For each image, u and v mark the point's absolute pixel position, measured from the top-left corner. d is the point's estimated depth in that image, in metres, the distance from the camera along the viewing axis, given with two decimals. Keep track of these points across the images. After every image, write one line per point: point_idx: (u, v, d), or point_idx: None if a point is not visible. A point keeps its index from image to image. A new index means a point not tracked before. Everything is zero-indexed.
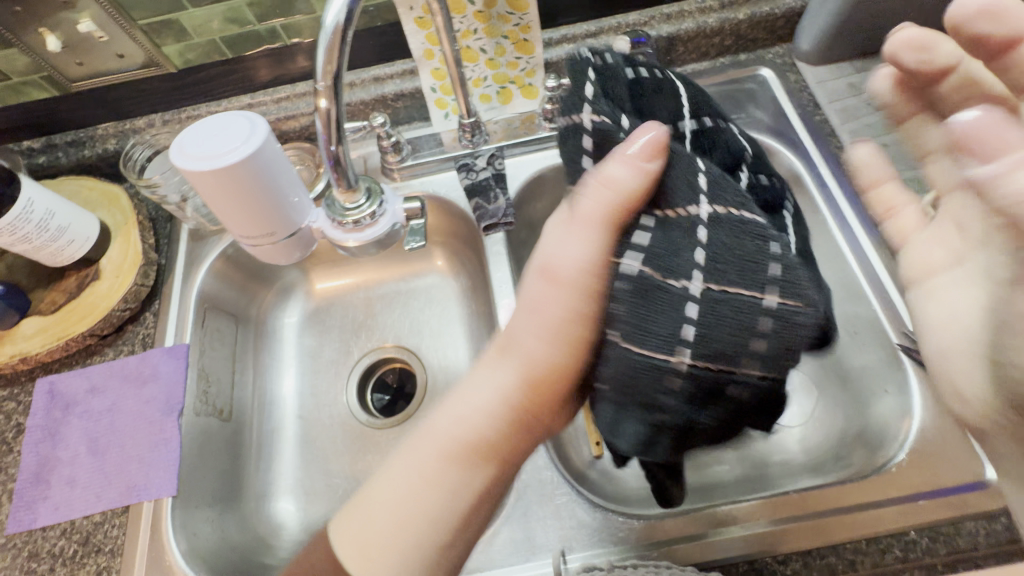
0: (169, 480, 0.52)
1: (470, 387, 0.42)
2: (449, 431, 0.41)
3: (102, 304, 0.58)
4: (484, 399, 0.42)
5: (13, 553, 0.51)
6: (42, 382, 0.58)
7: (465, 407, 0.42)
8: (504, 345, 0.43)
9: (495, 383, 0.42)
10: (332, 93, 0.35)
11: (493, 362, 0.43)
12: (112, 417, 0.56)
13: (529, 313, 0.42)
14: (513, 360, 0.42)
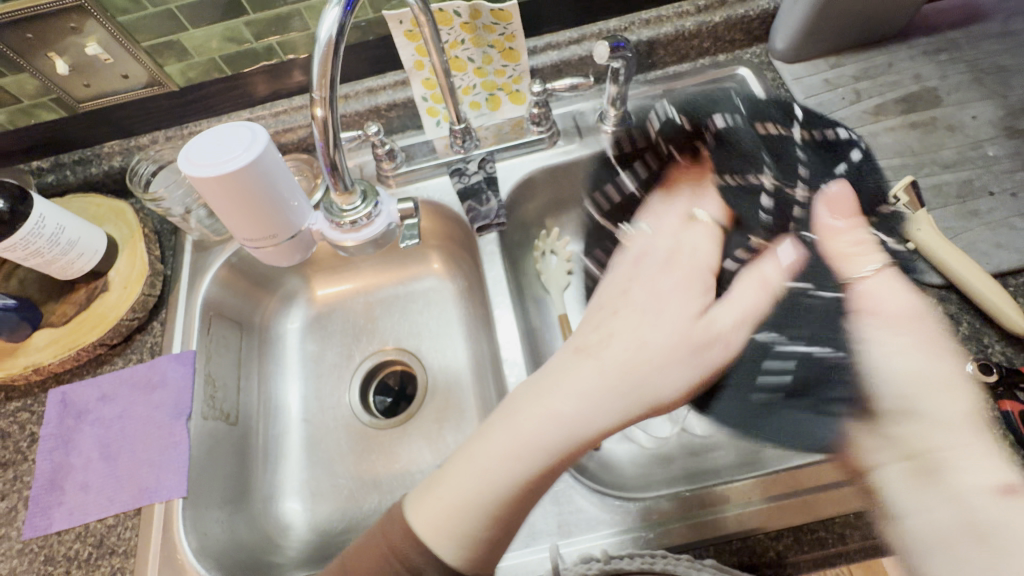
0: (180, 482, 0.54)
1: (585, 408, 0.39)
2: (548, 411, 0.39)
3: (111, 314, 0.60)
4: (597, 379, 0.40)
5: (30, 557, 0.52)
6: (55, 391, 0.60)
7: (574, 384, 0.40)
8: (622, 342, 0.42)
9: (587, 398, 0.39)
10: (327, 103, 0.37)
11: (616, 392, 0.40)
12: (123, 424, 0.58)
13: (655, 332, 0.42)
14: (634, 402, 0.40)
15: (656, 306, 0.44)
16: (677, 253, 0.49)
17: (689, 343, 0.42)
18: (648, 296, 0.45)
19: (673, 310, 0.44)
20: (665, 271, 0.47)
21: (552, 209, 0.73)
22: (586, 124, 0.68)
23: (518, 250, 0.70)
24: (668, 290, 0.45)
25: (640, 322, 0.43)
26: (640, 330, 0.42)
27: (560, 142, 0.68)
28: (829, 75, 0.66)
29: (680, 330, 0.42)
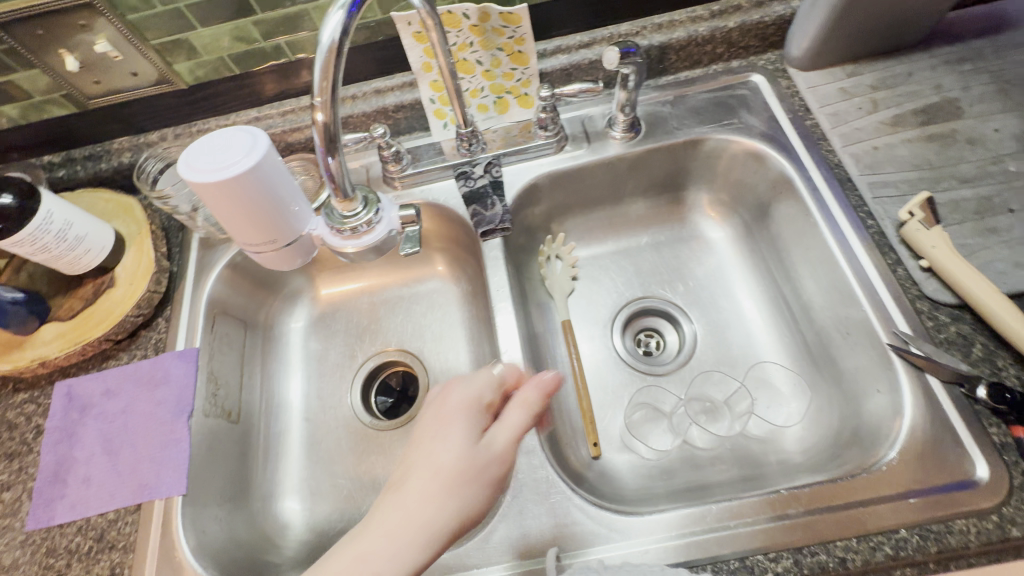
0: (179, 480, 0.54)
1: (392, 545, 0.36)
2: (353, 551, 0.36)
3: (117, 310, 0.60)
4: (404, 513, 0.37)
5: (32, 549, 0.53)
6: (61, 385, 0.61)
7: (386, 542, 0.36)
8: (420, 487, 0.38)
9: (394, 542, 0.36)
10: (329, 106, 0.37)
11: (417, 528, 0.37)
12: (126, 419, 0.58)
13: (440, 472, 0.39)
14: (437, 530, 0.37)
15: (445, 452, 0.40)
16: (445, 411, 0.43)
17: (478, 481, 0.39)
18: (430, 438, 0.42)
19: (461, 453, 0.40)
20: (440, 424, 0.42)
21: (558, 214, 0.72)
22: (595, 129, 0.67)
23: (522, 254, 0.70)
24: (451, 429, 0.42)
25: (427, 474, 0.39)
26: (438, 476, 0.39)
27: (569, 147, 0.67)
28: (845, 84, 0.64)
29: (473, 473, 0.40)
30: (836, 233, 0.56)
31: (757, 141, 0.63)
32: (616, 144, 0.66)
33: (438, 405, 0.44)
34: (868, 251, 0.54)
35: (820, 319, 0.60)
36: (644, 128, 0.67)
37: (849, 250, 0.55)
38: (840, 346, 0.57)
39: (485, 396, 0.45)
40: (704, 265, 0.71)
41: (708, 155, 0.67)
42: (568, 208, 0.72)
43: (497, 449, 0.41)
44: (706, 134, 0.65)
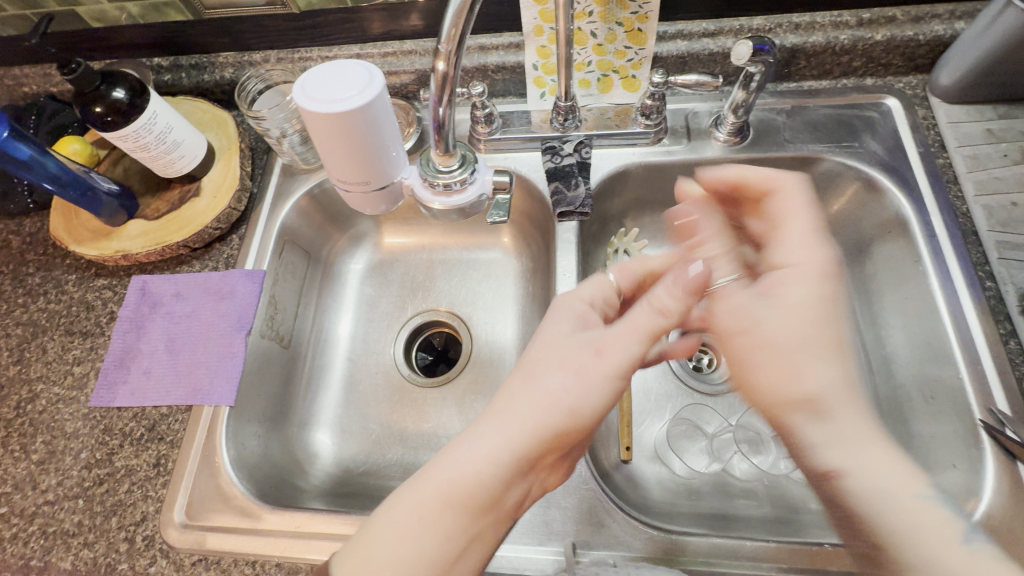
0: (229, 392, 0.57)
1: (504, 430, 0.39)
2: (478, 444, 0.39)
3: (198, 220, 0.62)
4: (521, 404, 0.40)
5: (92, 423, 0.57)
6: (137, 279, 0.64)
7: (487, 433, 0.40)
8: (527, 383, 0.41)
9: (498, 428, 0.39)
10: (453, 57, 0.35)
11: (525, 420, 0.39)
12: (189, 324, 0.61)
13: (549, 365, 0.41)
14: (547, 412, 0.39)
15: (550, 358, 0.42)
16: (555, 308, 0.46)
17: (589, 378, 0.40)
18: (541, 338, 0.44)
19: (565, 359, 0.41)
20: (547, 322, 0.45)
21: (636, 207, 0.69)
22: (698, 126, 0.63)
23: (592, 242, 0.67)
24: (561, 334, 0.43)
25: (526, 369, 0.42)
26: (540, 384, 0.40)
27: (666, 140, 0.63)
28: (994, 126, 0.57)
29: (577, 377, 0.40)
30: (946, 288, 0.51)
31: (877, 171, 0.58)
32: (718, 147, 0.62)
33: (552, 306, 0.46)
34: (979, 314, 0.50)
35: (901, 376, 0.55)
36: (751, 135, 0.62)
37: (957, 310, 0.50)
38: (917, 410, 0.53)
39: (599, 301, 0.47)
40: None
41: (816, 175, 0.62)
42: (649, 203, 0.69)
43: (600, 346, 0.41)
44: (820, 153, 0.60)
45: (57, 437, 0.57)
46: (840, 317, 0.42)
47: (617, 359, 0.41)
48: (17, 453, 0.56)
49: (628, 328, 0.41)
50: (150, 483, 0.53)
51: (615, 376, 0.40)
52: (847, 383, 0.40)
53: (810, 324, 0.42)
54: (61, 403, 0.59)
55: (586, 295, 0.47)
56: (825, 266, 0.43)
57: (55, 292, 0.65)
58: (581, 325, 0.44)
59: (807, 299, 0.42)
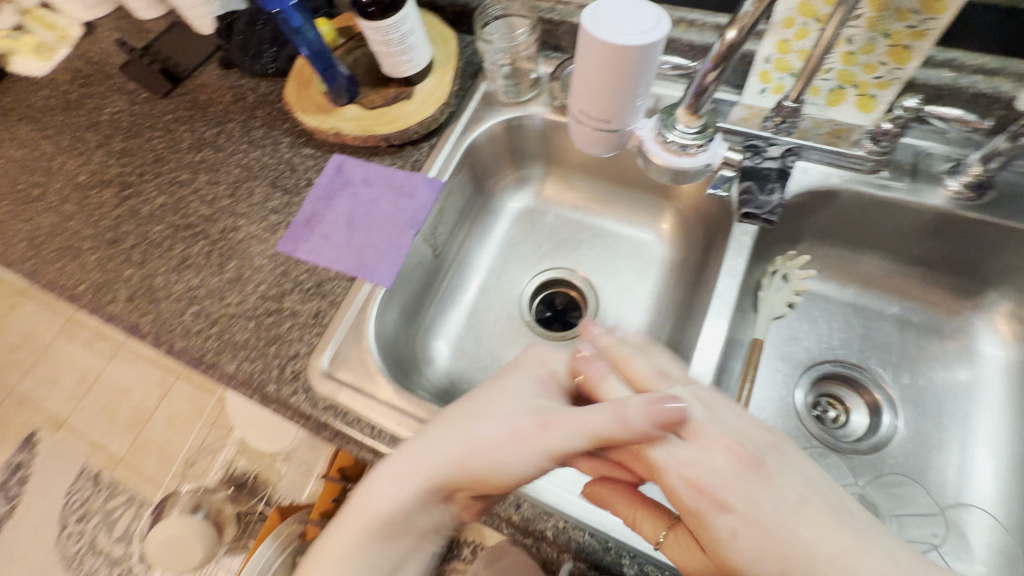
0: (388, 276, 0.62)
1: (431, 468, 0.45)
2: (407, 479, 0.45)
3: (404, 120, 0.68)
4: (454, 451, 0.45)
5: (275, 264, 0.66)
6: (336, 157, 0.72)
7: (409, 468, 0.45)
8: (467, 431, 0.45)
9: (428, 468, 0.45)
10: (746, 30, 0.34)
11: (455, 466, 0.44)
12: (369, 207, 0.67)
13: (493, 420, 0.45)
14: (469, 462, 0.44)
15: (498, 409, 0.46)
16: (526, 359, 0.51)
17: (521, 449, 0.42)
18: (491, 388, 0.48)
19: (502, 415, 0.45)
20: (507, 371, 0.50)
21: (816, 234, 0.65)
22: (928, 169, 0.58)
23: (757, 254, 0.65)
24: (509, 393, 0.47)
25: (474, 413, 0.46)
26: (477, 429, 0.44)
27: (884, 173, 0.58)
28: None
29: (513, 441, 0.43)
30: None
31: None
32: (944, 195, 0.56)
33: (522, 364, 0.50)
34: None
35: None
36: (989, 195, 0.55)
37: None
38: None
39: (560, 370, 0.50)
40: (951, 373, 0.61)
41: None
42: (831, 235, 0.64)
43: (544, 424, 0.42)
44: None
45: (246, 266, 0.67)
46: (764, 542, 0.36)
47: (547, 434, 0.42)
48: (214, 268, 0.67)
49: (575, 424, 0.41)
50: (308, 329, 0.61)
51: (550, 455, 0.42)
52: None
53: (741, 557, 0.36)
54: (255, 240, 0.68)
55: (552, 362, 0.50)
56: (697, 480, 0.39)
57: (272, 148, 0.75)
58: (539, 392, 0.47)
59: (724, 545, 0.37)
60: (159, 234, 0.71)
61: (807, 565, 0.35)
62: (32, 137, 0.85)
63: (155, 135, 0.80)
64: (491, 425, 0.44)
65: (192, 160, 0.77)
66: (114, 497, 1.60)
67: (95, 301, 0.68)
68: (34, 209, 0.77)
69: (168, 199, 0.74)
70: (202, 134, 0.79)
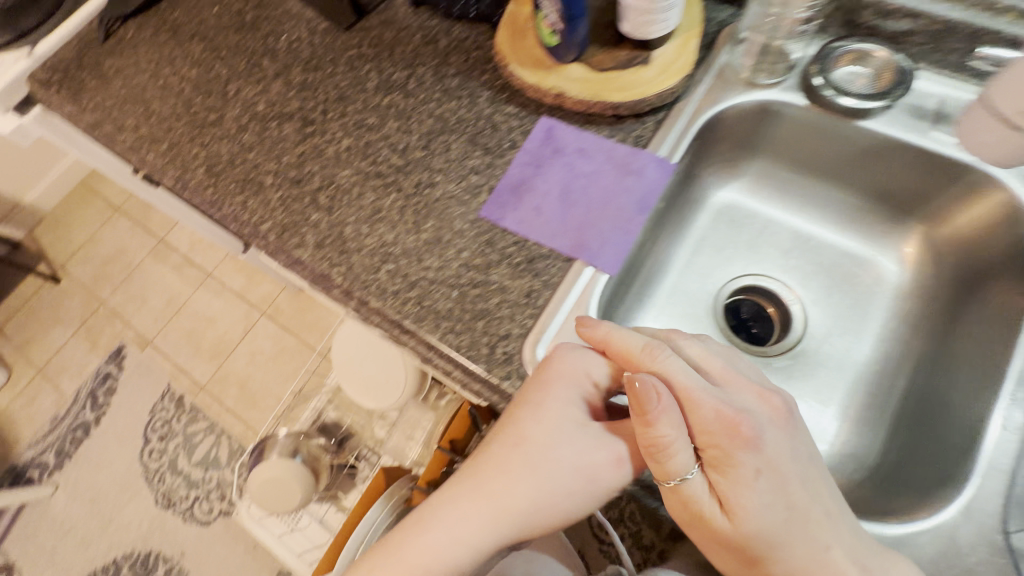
0: (613, 263, 0.56)
1: (497, 525, 0.47)
2: (473, 536, 0.47)
3: (639, 88, 0.60)
4: (523, 508, 0.47)
5: (478, 231, 0.61)
6: (546, 120, 0.65)
7: (472, 529, 0.47)
8: (531, 487, 0.47)
9: (494, 526, 0.47)
10: None
11: (523, 522, 0.47)
12: (587, 182, 0.60)
13: (559, 465, 0.47)
14: (541, 518, 0.47)
15: (560, 454, 0.47)
16: (565, 375, 0.49)
17: (591, 489, 0.47)
18: (540, 423, 0.48)
19: (573, 442, 0.48)
20: (550, 392, 0.49)
21: None
22: None
23: None
24: (564, 424, 0.48)
25: (532, 465, 0.47)
26: (546, 485, 0.47)
27: None
28: None
29: (580, 486, 0.47)
30: None
31: None
32: None
33: (558, 377, 0.50)
34: None
35: None
36: None
37: None
38: None
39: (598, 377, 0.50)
40: None
41: None
42: None
43: (614, 458, 0.47)
44: None
45: (446, 229, 0.61)
46: (778, 492, 0.43)
47: (621, 462, 0.47)
48: (409, 226, 0.63)
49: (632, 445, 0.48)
50: (520, 310, 0.56)
51: (615, 486, 0.48)
52: (814, 567, 0.42)
53: (759, 511, 0.42)
54: (454, 201, 0.63)
55: (593, 375, 0.50)
56: (727, 415, 0.44)
57: (470, 101, 0.69)
58: (584, 421, 0.49)
59: (725, 479, 0.43)
60: (347, 179, 0.67)
61: (806, 527, 0.43)
62: (205, 57, 0.81)
63: (337, 70, 0.75)
64: (555, 471, 0.47)
65: (379, 104, 0.71)
66: (195, 422, 1.65)
67: (282, 243, 0.64)
68: (212, 134, 0.74)
69: (354, 143, 0.69)
70: (390, 75, 0.73)
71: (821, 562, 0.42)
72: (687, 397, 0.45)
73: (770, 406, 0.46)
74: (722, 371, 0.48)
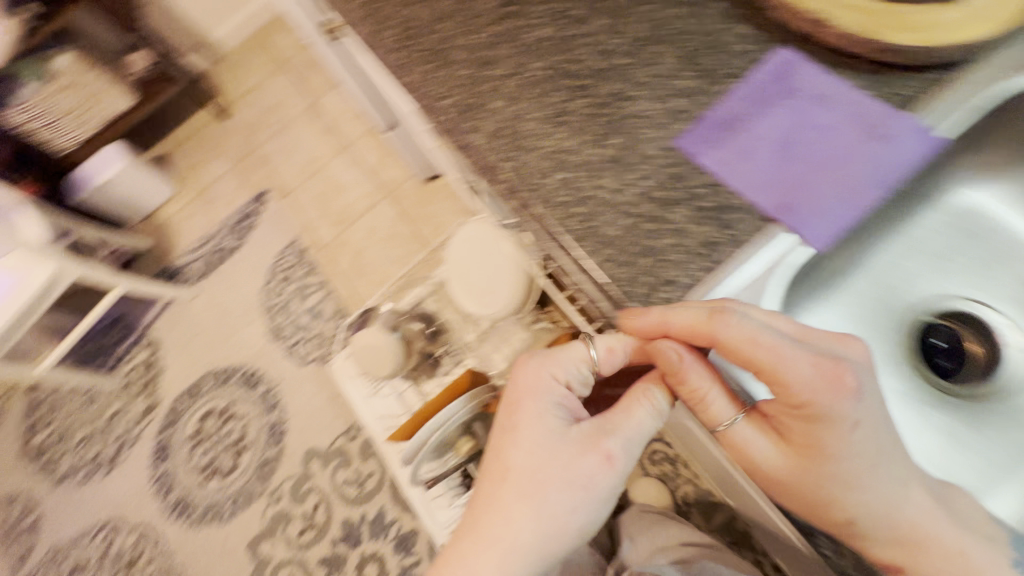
0: (821, 235, 0.48)
1: (510, 560, 0.51)
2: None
3: (925, 36, 0.48)
4: (532, 534, 0.51)
5: (669, 161, 0.54)
6: (786, 52, 0.54)
7: (491, 573, 0.51)
8: (535, 507, 0.52)
9: (511, 555, 0.51)
10: None
11: (536, 549, 0.51)
12: (818, 135, 0.51)
13: (551, 479, 0.52)
14: (554, 531, 0.52)
15: (553, 473, 0.52)
16: (532, 392, 0.57)
17: (599, 487, 0.53)
18: (523, 447, 0.54)
19: (561, 452, 0.53)
20: (520, 416, 0.56)
21: None
22: None
23: None
24: (550, 443, 0.54)
25: (534, 489, 0.52)
26: (551, 508, 0.52)
27: None
28: None
29: (583, 493, 0.52)
30: None
31: None
32: None
33: (529, 390, 0.57)
34: None
35: None
36: None
37: None
38: None
39: (575, 380, 0.58)
40: None
41: None
42: None
43: (607, 457, 0.53)
44: None
45: (633, 150, 0.56)
46: (870, 439, 0.42)
47: (609, 455, 0.53)
48: (593, 138, 0.57)
49: (632, 425, 0.54)
50: (694, 259, 0.50)
51: (617, 482, 0.54)
52: (894, 506, 0.42)
53: (849, 456, 0.42)
54: (650, 122, 0.56)
55: (564, 374, 0.57)
56: (818, 361, 0.42)
57: (697, 10, 0.60)
58: (565, 429, 0.55)
59: (822, 427, 0.43)
60: (538, 72, 0.62)
61: (898, 483, 0.42)
62: None
63: None
64: (555, 482, 0.52)
65: None
66: (311, 275, 1.82)
67: (458, 124, 0.62)
68: None
69: (554, 33, 0.63)
70: None
71: (915, 514, 0.42)
72: (766, 351, 0.43)
73: (850, 349, 0.45)
74: (792, 327, 0.46)
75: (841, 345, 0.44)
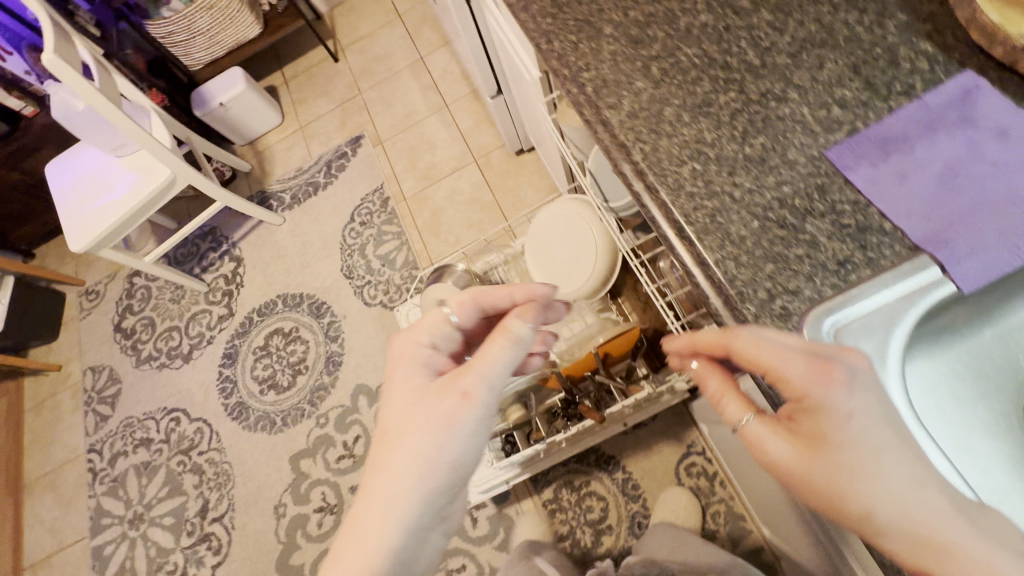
0: (973, 275, 0.45)
1: (360, 520, 0.55)
2: (366, 529, 0.54)
3: None
4: (376, 493, 0.55)
5: (813, 171, 0.52)
6: (972, 77, 0.51)
7: (368, 521, 0.54)
8: (405, 452, 0.55)
9: (381, 503, 0.54)
10: None
11: (406, 492, 0.54)
12: (990, 171, 0.48)
13: (395, 428, 0.57)
14: (426, 470, 0.54)
15: (406, 423, 0.56)
16: (399, 365, 0.61)
17: (462, 418, 0.55)
18: (390, 406, 0.59)
19: (421, 397, 0.57)
20: (391, 383, 0.61)
21: None
22: None
23: None
24: (411, 399, 0.58)
25: (383, 446, 0.57)
26: (395, 461, 0.55)
27: None
28: None
29: (447, 431, 0.55)
30: None
31: None
32: None
33: (403, 360, 0.61)
34: None
35: None
36: None
37: None
38: None
39: (439, 342, 0.64)
40: None
41: None
42: None
43: (461, 392, 0.55)
44: None
45: (776, 153, 0.54)
46: (873, 430, 0.42)
47: (461, 390, 0.55)
48: (734, 134, 0.56)
49: (494, 360, 0.56)
50: (822, 273, 0.49)
51: (478, 413, 0.56)
52: (907, 506, 0.40)
53: (854, 444, 0.41)
54: (800, 127, 0.54)
55: (426, 340, 0.63)
56: (811, 357, 0.44)
57: (873, 19, 0.57)
58: (423, 383, 0.59)
59: (824, 418, 0.42)
60: (688, 59, 0.61)
61: (910, 479, 0.40)
62: None
63: None
64: (402, 428, 0.56)
65: None
66: (389, 224, 1.89)
67: (595, 99, 0.63)
68: None
69: (711, 21, 0.62)
70: None
71: (933, 514, 0.39)
72: (763, 347, 0.45)
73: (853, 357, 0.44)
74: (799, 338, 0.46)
75: (841, 352, 0.44)
